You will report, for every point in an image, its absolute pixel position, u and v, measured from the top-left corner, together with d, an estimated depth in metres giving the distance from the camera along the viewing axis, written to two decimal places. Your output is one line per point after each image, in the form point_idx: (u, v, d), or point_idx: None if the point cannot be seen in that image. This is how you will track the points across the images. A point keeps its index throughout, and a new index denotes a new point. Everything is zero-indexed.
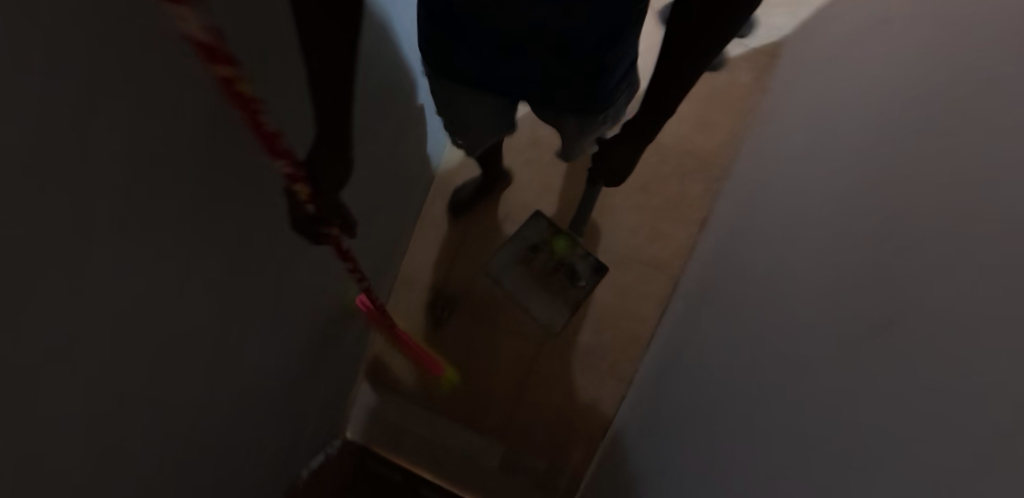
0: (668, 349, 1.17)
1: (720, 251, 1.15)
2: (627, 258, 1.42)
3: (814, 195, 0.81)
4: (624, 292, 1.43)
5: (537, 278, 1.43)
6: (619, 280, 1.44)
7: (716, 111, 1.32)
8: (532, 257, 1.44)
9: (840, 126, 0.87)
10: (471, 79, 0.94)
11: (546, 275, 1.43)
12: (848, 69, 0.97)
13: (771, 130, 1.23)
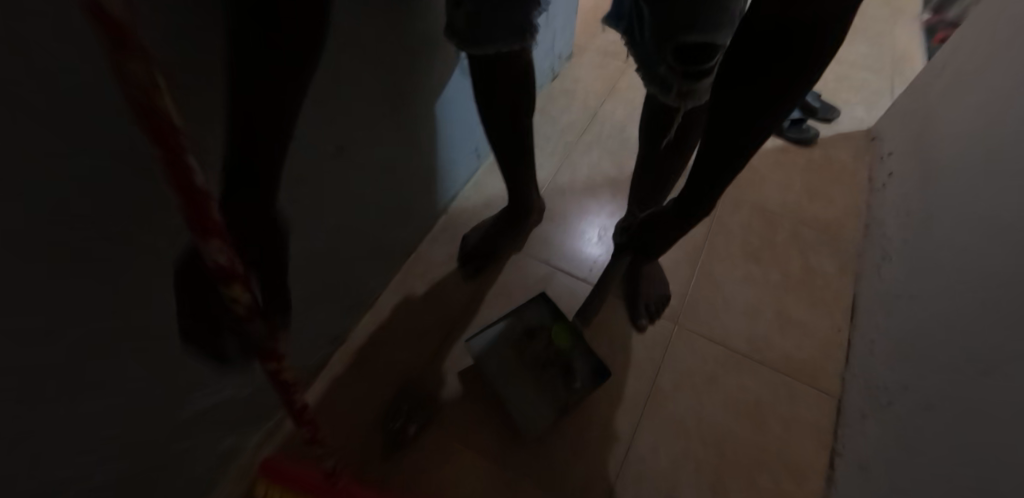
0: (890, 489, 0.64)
1: (941, 348, 0.68)
2: (746, 360, 0.86)
3: None
4: (758, 420, 0.82)
5: (530, 387, 0.78)
6: (744, 392, 0.84)
7: (825, 184, 1.06)
8: (513, 343, 0.80)
9: None
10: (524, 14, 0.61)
11: (534, 375, 0.78)
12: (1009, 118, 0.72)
13: (916, 203, 0.87)
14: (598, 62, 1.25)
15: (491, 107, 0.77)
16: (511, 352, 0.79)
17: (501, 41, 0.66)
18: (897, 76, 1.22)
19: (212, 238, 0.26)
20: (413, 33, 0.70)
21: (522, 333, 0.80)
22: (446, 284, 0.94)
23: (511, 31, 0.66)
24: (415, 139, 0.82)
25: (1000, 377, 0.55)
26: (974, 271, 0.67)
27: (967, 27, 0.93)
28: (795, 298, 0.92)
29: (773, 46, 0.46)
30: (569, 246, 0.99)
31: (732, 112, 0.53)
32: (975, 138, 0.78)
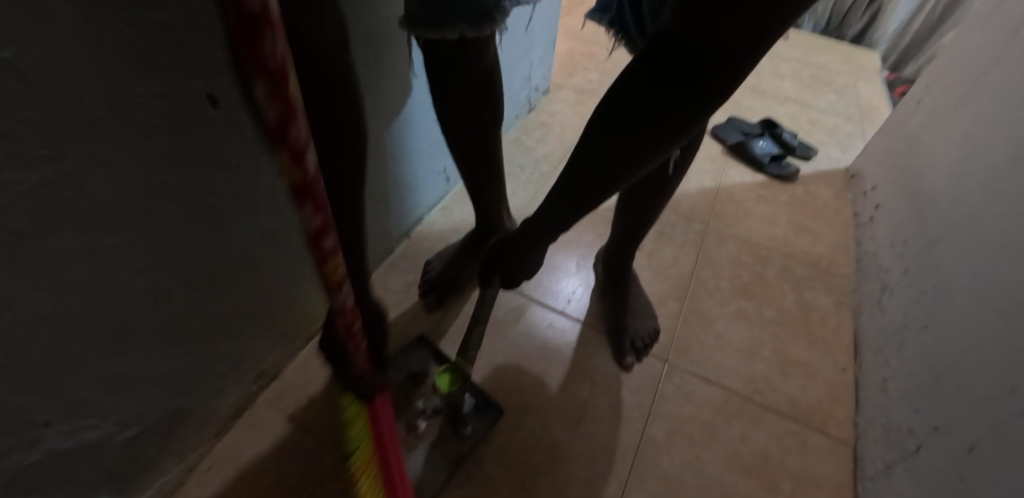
0: None
1: (971, 383, 0.59)
2: (747, 404, 0.75)
3: None
4: (768, 476, 0.69)
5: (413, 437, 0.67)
6: (747, 442, 0.72)
7: (810, 219, 1.01)
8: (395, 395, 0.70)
9: None
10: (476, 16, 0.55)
11: (411, 427, 0.67)
12: (998, 147, 0.69)
13: (909, 233, 0.82)
14: (574, 99, 1.23)
15: (454, 114, 0.68)
16: (395, 398, 0.70)
17: (462, 27, 0.56)
18: (865, 124, 1.24)
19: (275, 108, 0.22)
20: (376, 23, 0.63)
21: (406, 378, 0.72)
22: (403, 317, 0.81)
23: (472, 19, 0.55)
24: (374, 143, 0.74)
25: None
26: (992, 297, 0.60)
27: (930, 72, 0.95)
28: (794, 336, 0.83)
29: (677, 65, 0.40)
30: (546, 276, 0.89)
31: (615, 119, 0.45)
32: (962, 165, 0.76)
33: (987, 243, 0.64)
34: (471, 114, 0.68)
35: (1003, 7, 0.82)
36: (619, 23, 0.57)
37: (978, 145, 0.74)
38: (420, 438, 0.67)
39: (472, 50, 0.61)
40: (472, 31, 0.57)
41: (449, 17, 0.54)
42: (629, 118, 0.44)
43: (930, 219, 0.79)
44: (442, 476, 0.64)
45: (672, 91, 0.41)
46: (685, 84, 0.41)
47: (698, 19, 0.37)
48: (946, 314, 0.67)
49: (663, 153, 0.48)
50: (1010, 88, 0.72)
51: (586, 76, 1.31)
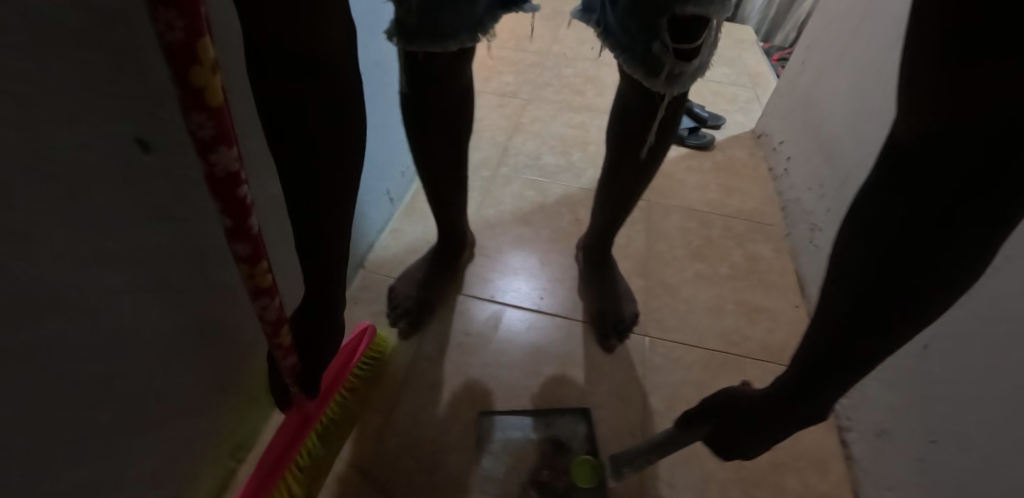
0: (937, 453, 0.59)
1: None
2: (728, 357, 0.79)
3: None
4: None
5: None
6: None
7: (735, 180, 1.10)
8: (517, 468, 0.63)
9: None
10: (471, 29, 0.55)
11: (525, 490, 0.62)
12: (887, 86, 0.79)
13: (825, 174, 0.92)
14: (497, 103, 1.24)
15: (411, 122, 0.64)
16: (527, 461, 0.64)
17: (463, 37, 0.55)
18: (757, 90, 1.37)
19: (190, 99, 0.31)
20: None
21: (551, 441, 0.65)
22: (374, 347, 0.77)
23: (471, 28, 0.55)
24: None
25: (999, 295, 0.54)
26: None
27: (811, 33, 1.07)
28: (750, 286, 0.90)
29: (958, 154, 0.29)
30: (515, 277, 0.88)
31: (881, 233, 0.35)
32: (856, 109, 0.86)
33: None
34: (429, 123, 0.64)
35: None
36: (604, 22, 0.62)
37: (868, 88, 0.84)
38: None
39: (451, 63, 0.60)
40: (471, 39, 0.56)
41: (448, 27, 0.53)
42: (917, 231, 0.33)
43: (841, 158, 0.88)
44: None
45: (969, 183, 0.30)
46: (992, 173, 0.29)
47: (952, 92, 0.28)
48: None
49: (984, 263, 0.33)
50: (884, 36, 0.82)
51: (502, 79, 1.32)
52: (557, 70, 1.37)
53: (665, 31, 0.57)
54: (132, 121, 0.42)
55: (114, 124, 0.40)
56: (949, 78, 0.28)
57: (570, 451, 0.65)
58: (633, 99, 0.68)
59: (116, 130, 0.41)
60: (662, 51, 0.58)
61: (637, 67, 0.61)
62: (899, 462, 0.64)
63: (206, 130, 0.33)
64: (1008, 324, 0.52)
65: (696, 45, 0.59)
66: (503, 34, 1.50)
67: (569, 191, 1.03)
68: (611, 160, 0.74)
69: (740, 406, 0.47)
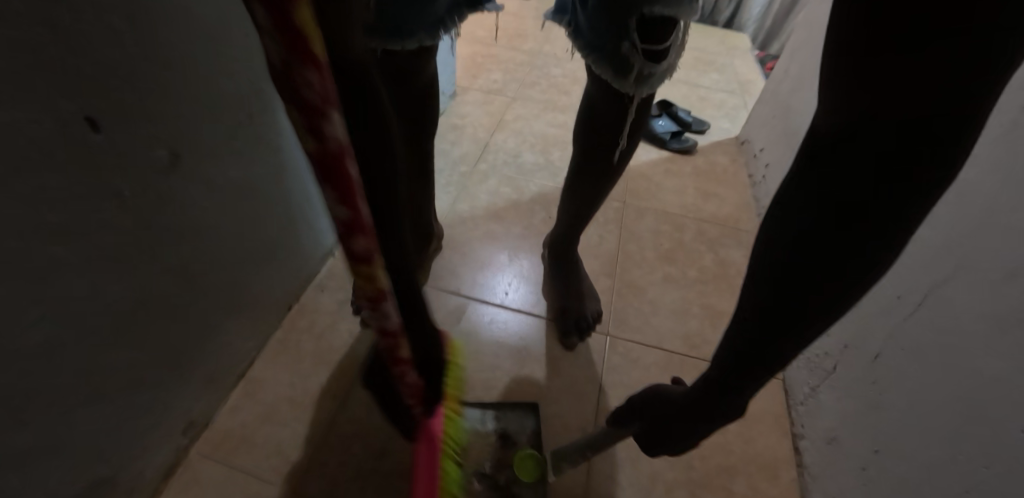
0: (880, 462, 0.59)
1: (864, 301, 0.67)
2: (688, 359, 0.79)
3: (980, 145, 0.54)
4: None
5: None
6: None
7: (713, 185, 1.10)
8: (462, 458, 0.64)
9: None
10: (432, 29, 0.58)
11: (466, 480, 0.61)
12: None
13: None
14: (482, 100, 1.25)
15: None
16: (469, 457, 0.63)
17: (421, 36, 0.58)
18: (745, 97, 1.37)
19: (320, 129, 0.22)
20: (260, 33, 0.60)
21: (495, 436, 0.65)
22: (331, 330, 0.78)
23: (430, 28, 0.58)
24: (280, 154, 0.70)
25: (942, 306, 0.54)
26: None
27: (793, 42, 1.07)
28: (717, 290, 0.90)
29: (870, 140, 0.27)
30: (482, 272, 0.88)
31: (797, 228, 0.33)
32: None
33: None
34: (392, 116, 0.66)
35: None
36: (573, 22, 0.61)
37: None
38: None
39: (416, 59, 0.62)
40: (430, 38, 0.59)
41: (406, 26, 0.56)
42: (810, 247, 0.32)
43: None
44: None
45: (866, 185, 0.28)
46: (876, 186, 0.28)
47: (855, 77, 0.27)
48: None
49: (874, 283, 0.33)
50: None
51: (490, 77, 1.33)
52: (545, 69, 1.38)
53: (636, 30, 0.53)
54: (86, 100, 0.42)
55: (67, 103, 0.41)
56: (864, 47, 0.26)
57: (514, 447, 0.64)
58: (596, 102, 0.67)
59: (70, 110, 0.41)
60: (631, 51, 0.55)
61: (605, 68, 0.58)
62: (845, 470, 0.64)
63: (327, 125, 0.23)
64: (950, 335, 0.52)
65: (664, 48, 0.56)
66: (495, 32, 1.51)
67: (545, 190, 1.04)
68: (576, 162, 0.73)
69: (666, 405, 0.48)
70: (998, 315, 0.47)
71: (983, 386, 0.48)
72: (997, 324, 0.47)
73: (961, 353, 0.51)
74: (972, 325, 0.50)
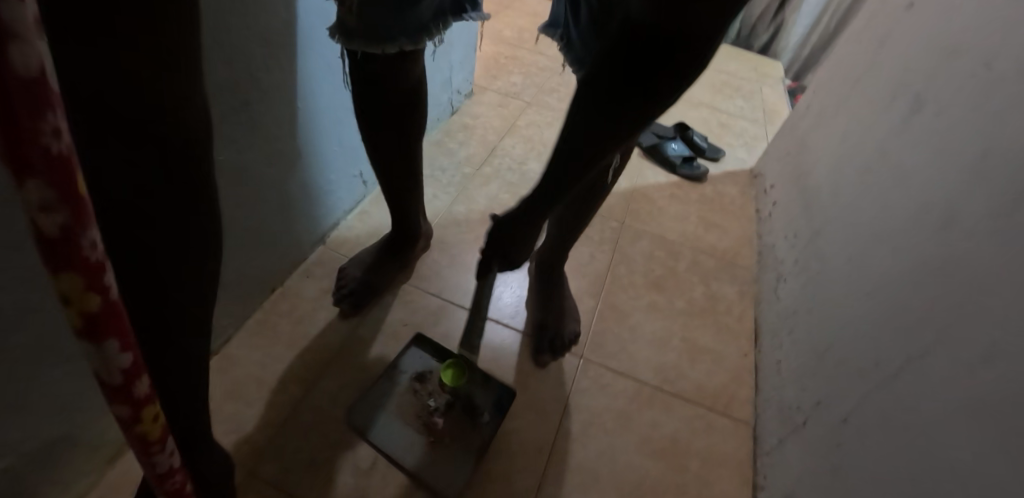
0: None
1: (842, 360, 0.65)
2: (659, 392, 0.78)
3: (981, 214, 0.52)
4: (676, 459, 0.72)
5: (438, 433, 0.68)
6: (658, 428, 0.75)
7: (716, 215, 1.08)
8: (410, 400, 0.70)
9: (923, 197, 0.61)
10: (416, 34, 0.59)
11: (429, 422, 0.68)
12: (871, 148, 0.76)
13: (799, 225, 0.90)
14: (498, 102, 1.25)
15: (367, 109, 0.66)
16: (407, 405, 0.70)
17: (401, 41, 0.58)
18: (767, 127, 1.34)
19: (72, 256, 0.19)
20: (276, 25, 0.61)
21: (412, 379, 0.72)
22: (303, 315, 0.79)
23: (412, 35, 0.59)
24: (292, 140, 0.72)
25: (918, 379, 0.52)
26: (864, 282, 0.66)
27: (816, 79, 1.04)
28: (701, 325, 0.88)
29: (659, 44, 0.40)
30: (467, 277, 0.88)
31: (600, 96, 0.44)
32: (839, 166, 0.84)
33: (862, 234, 0.71)
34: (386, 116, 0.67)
35: (875, 22, 0.91)
36: (565, 37, 0.60)
37: (855, 145, 0.81)
38: (439, 438, 0.67)
39: (404, 57, 0.63)
40: (411, 45, 0.59)
41: (388, 31, 0.57)
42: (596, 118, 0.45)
43: (816, 213, 0.86)
44: (470, 467, 0.66)
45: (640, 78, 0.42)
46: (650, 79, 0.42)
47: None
48: (828, 299, 0.73)
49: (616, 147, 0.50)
50: (879, 94, 0.80)
51: (510, 79, 1.33)
52: (567, 77, 1.37)
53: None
54: None
55: None
56: None
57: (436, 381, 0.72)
58: None
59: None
60: None
61: None
62: None
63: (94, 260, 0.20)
64: (924, 411, 0.50)
65: None
66: (523, 33, 1.50)
67: None
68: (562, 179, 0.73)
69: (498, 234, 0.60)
70: (974, 398, 0.45)
71: (946, 469, 0.45)
72: (972, 408, 0.45)
73: (930, 431, 0.49)
74: (946, 403, 0.48)
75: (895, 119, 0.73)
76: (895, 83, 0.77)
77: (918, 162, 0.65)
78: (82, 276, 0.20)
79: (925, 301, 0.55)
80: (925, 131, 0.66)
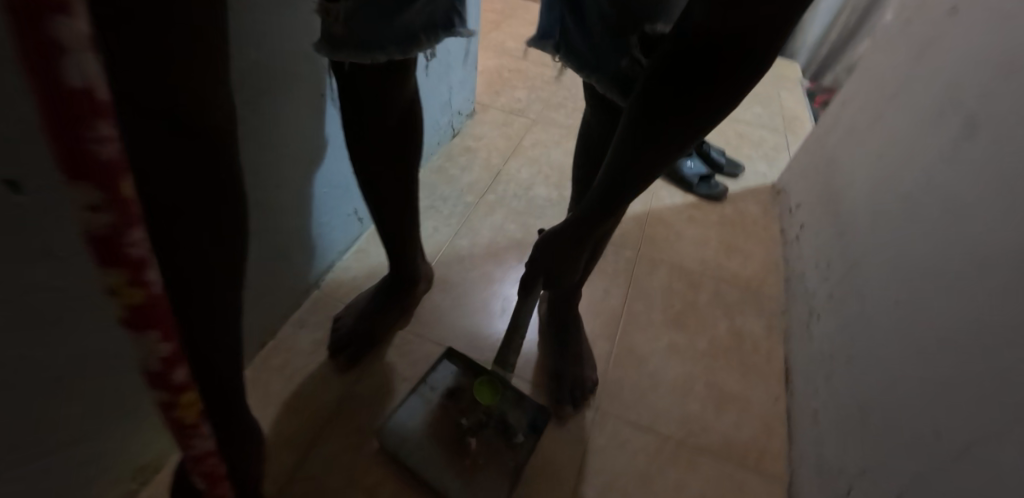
0: None
1: (894, 424, 0.58)
2: (682, 448, 0.72)
3: None
4: None
5: (469, 452, 0.64)
6: (683, 490, 0.68)
7: (738, 239, 1.00)
8: (439, 417, 0.66)
9: (984, 240, 0.54)
10: (404, 41, 0.52)
11: (462, 443, 0.65)
12: (913, 164, 0.69)
13: (832, 254, 0.82)
14: (501, 120, 1.18)
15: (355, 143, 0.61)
16: (438, 424, 0.66)
17: (391, 50, 0.51)
18: (788, 136, 1.26)
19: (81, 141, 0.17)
20: (254, 72, 0.55)
21: (442, 396, 0.68)
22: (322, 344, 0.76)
23: (400, 41, 0.52)
24: (277, 179, 0.65)
25: (989, 463, 0.45)
26: (916, 334, 0.59)
27: (842, 89, 0.97)
28: (726, 366, 0.81)
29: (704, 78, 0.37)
30: (473, 319, 0.82)
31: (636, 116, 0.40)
32: (875, 191, 0.76)
33: (909, 274, 0.63)
34: (378, 152, 0.62)
35: (910, 28, 0.83)
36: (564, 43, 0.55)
37: (895, 166, 0.73)
38: (476, 459, 0.63)
39: (390, 78, 0.56)
40: (402, 54, 0.53)
41: (375, 39, 0.50)
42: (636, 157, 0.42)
43: (852, 243, 0.78)
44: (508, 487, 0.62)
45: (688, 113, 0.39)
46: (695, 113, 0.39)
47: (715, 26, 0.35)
48: (871, 347, 0.66)
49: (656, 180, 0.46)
50: (920, 110, 0.72)
51: (514, 94, 1.26)
52: (573, 90, 1.30)
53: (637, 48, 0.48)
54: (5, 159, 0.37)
55: None
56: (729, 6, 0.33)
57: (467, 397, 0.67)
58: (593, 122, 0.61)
59: None
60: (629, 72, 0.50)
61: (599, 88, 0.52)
62: None
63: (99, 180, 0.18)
64: None
65: None
66: None
67: None
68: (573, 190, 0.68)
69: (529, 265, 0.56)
70: None
71: None
72: None
73: None
74: None
75: (941, 139, 0.66)
76: (939, 98, 0.69)
77: (972, 195, 0.58)
78: (104, 177, 0.18)
79: (994, 367, 0.47)
80: (980, 159, 0.58)
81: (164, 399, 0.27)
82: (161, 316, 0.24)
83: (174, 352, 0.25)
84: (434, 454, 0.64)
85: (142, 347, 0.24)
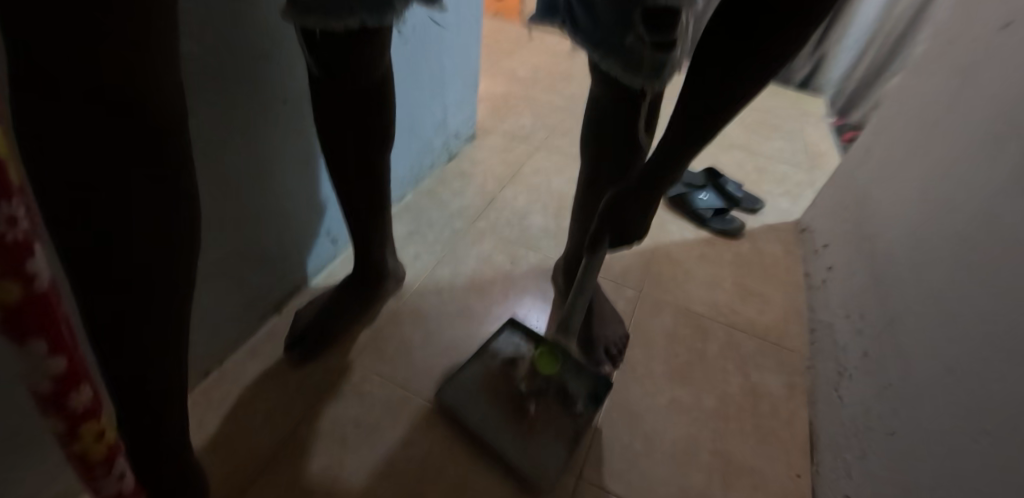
0: None
1: None
2: None
3: None
4: None
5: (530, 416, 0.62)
6: None
7: (757, 281, 0.89)
8: (496, 381, 0.66)
9: None
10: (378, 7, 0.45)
11: (522, 407, 0.63)
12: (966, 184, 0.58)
13: (865, 303, 0.71)
14: (502, 145, 1.12)
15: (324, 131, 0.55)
16: (499, 386, 0.66)
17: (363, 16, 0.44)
18: (813, 172, 1.16)
19: None
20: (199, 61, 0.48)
21: (504, 362, 0.68)
22: (270, 376, 0.67)
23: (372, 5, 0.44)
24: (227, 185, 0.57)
25: None
26: (976, 410, 0.46)
27: (874, 115, 0.87)
28: (738, 430, 0.69)
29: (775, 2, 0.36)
30: (446, 359, 0.73)
31: None
32: (917, 232, 0.65)
33: (964, 332, 0.51)
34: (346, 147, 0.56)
35: (952, 48, 0.73)
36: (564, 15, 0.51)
37: (941, 199, 0.62)
38: (535, 421, 0.62)
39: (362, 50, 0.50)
40: (374, 21, 0.45)
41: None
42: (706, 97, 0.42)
43: (891, 292, 0.66)
44: (565, 452, 0.60)
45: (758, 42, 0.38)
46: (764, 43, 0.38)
47: None
48: (918, 421, 0.53)
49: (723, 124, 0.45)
50: (969, 136, 0.62)
51: (518, 120, 1.20)
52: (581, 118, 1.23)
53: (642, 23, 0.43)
54: None
55: None
56: None
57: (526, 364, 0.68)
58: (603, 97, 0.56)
59: None
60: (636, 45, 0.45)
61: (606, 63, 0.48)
62: None
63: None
64: None
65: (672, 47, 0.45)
66: (537, 71, 1.38)
67: (547, 263, 0.88)
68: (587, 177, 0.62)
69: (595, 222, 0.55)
70: None
71: None
72: None
73: None
74: None
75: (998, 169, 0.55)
76: (992, 122, 0.59)
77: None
78: None
79: None
80: None
81: (61, 425, 0.24)
82: (50, 321, 0.20)
83: (71, 366, 0.22)
84: (491, 413, 0.63)
85: (29, 363, 0.21)
